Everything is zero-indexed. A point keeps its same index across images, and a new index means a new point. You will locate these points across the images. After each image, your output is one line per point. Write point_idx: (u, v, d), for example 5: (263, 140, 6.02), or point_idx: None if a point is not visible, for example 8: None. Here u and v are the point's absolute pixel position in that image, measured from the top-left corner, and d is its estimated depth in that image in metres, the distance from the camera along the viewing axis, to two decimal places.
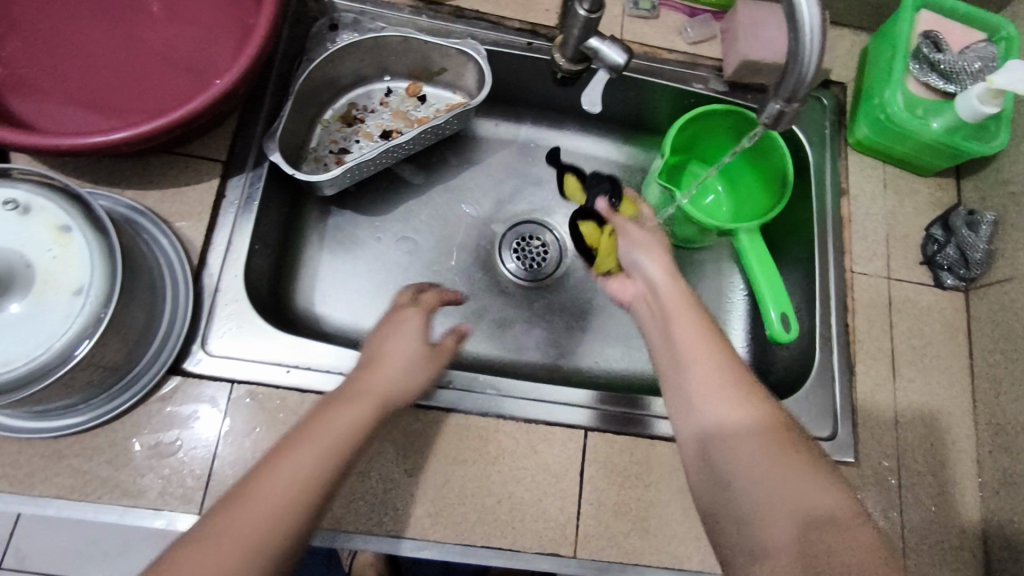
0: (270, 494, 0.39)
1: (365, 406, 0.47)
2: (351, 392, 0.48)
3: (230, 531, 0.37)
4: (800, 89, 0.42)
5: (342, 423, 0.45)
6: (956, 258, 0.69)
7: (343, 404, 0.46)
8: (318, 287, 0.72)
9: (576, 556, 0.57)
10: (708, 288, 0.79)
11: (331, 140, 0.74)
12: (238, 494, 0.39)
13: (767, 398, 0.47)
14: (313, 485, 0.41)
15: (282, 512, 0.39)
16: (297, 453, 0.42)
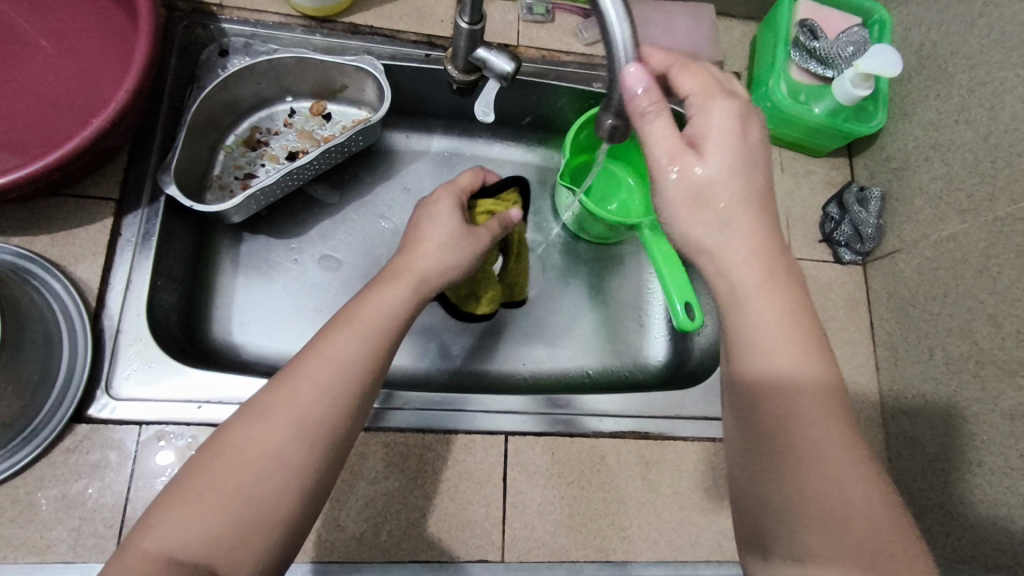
0: (259, 431, 0.43)
1: (359, 338, 0.50)
2: (353, 328, 0.50)
3: (222, 467, 0.41)
4: (631, 99, 0.47)
5: (330, 367, 0.47)
6: (851, 233, 0.72)
7: (345, 336, 0.49)
8: (235, 315, 0.72)
9: (503, 560, 0.58)
10: (627, 280, 0.82)
11: (235, 165, 0.73)
12: (225, 431, 0.43)
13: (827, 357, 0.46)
14: (284, 451, 0.42)
15: (274, 446, 0.42)
16: (279, 391, 0.45)
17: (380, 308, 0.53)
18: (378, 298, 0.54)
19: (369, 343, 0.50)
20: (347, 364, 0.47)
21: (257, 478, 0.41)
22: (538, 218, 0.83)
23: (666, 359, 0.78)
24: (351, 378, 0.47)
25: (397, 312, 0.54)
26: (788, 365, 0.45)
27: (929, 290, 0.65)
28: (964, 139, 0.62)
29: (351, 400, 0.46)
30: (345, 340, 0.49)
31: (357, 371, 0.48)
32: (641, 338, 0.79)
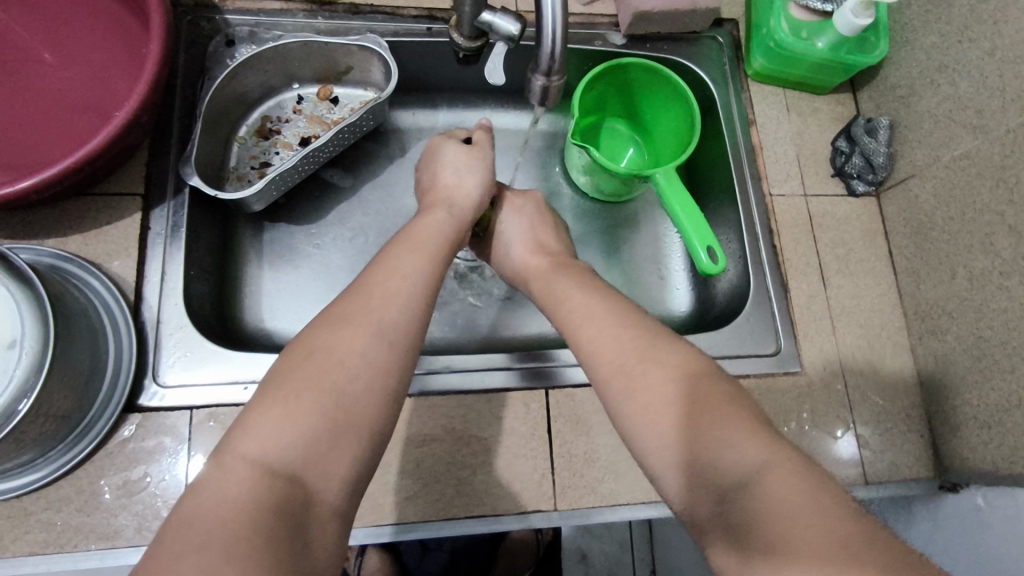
0: (343, 333, 0.46)
1: (425, 258, 0.54)
2: (410, 249, 0.54)
3: (313, 368, 0.44)
4: (553, 61, 0.42)
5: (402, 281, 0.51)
6: (862, 166, 0.73)
7: (409, 259, 0.53)
8: (265, 303, 0.73)
9: (557, 508, 0.59)
10: (644, 236, 0.84)
11: (250, 156, 0.74)
12: (309, 338, 0.46)
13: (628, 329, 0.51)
14: (365, 357, 0.45)
15: (358, 347, 0.45)
16: (347, 311, 0.48)
17: (433, 233, 0.58)
18: (425, 228, 0.58)
19: (426, 258, 0.54)
20: (413, 276, 0.51)
21: (346, 377, 0.44)
22: (552, 185, 0.86)
23: (690, 309, 0.80)
24: (417, 289, 0.51)
25: (442, 233, 0.58)
26: (595, 353, 0.51)
27: (946, 211, 0.66)
28: (970, 57, 0.63)
29: (418, 306, 0.50)
30: (408, 259, 0.53)
31: (425, 288, 0.51)
32: (664, 291, 0.81)
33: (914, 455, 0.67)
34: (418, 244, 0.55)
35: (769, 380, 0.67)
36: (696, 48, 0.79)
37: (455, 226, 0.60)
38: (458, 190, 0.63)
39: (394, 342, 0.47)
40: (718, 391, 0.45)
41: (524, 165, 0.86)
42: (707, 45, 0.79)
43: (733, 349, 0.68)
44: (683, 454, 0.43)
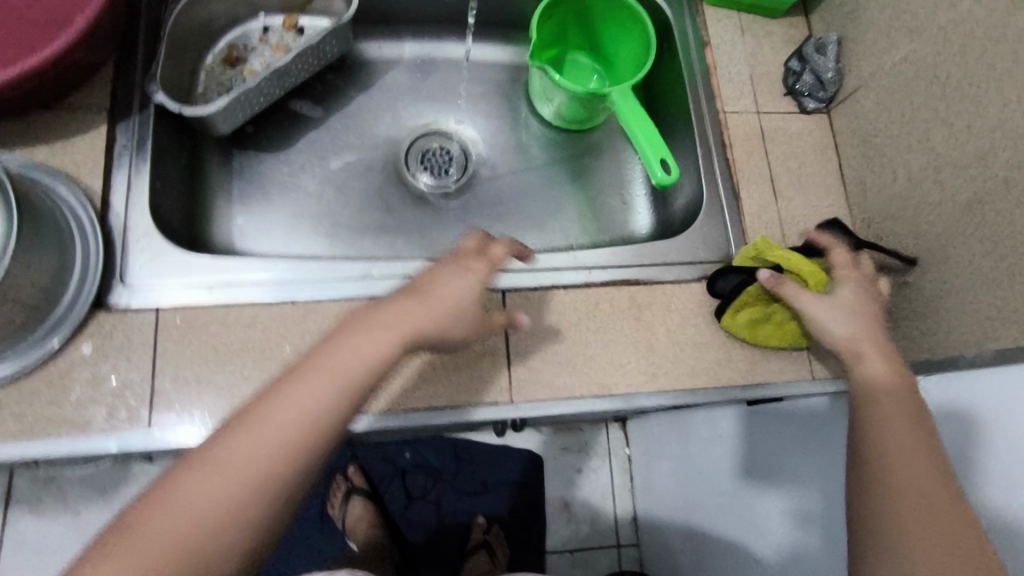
0: (208, 482, 0.38)
1: (340, 379, 0.43)
2: (322, 375, 0.43)
3: (156, 522, 0.37)
4: None
5: (298, 407, 0.41)
6: (813, 83, 0.76)
7: (316, 384, 0.42)
8: (236, 225, 0.75)
9: (513, 401, 0.62)
10: (606, 163, 0.87)
11: (218, 82, 0.75)
12: (172, 480, 0.39)
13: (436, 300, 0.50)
14: (227, 547, 0.37)
15: (220, 542, 0.37)
16: (216, 458, 0.39)
17: (353, 357, 0.44)
18: (353, 347, 0.45)
19: (348, 380, 0.43)
20: (324, 403, 0.42)
21: (198, 536, 0.37)
22: (517, 116, 0.89)
23: (652, 230, 0.82)
24: (309, 422, 0.41)
25: (385, 347, 0.46)
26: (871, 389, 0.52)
27: (889, 117, 0.68)
28: None
29: (313, 449, 0.41)
30: (322, 382, 0.42)
31: (332, 415, 0.42)
32: (626, 214, 0.84)
33: None
34: (341, 374, 0.43)
35: None
36: None
37: (401, 339, 0.47)
38: (400, 301, 0.50)
39: (266, 488, 0.39)
40: (953, 525, 0.41)
41: (489, 97, 0.89)
42: None
43: (688, 257, 0.70)
44: (911, 514, 0.42)
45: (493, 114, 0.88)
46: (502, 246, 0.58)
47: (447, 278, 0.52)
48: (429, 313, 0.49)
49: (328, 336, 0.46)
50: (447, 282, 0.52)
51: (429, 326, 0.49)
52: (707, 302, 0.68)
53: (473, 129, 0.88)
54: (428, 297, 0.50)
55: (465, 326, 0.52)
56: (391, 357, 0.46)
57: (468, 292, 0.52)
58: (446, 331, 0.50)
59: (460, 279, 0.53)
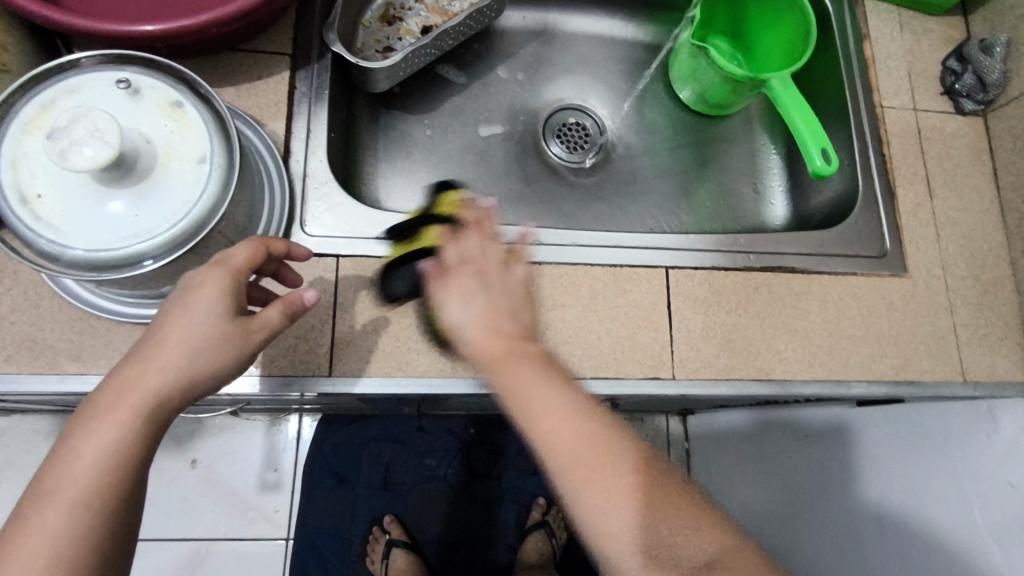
0: None
1: (74, 503, 0.40)
2: (61, 502, 0.40)
3: None
4: None
5: (34, 550, 0.39)
6: (973, 84, 0.74)
7: (45, 524, 0.39)
8: (382, 183, 0.76)
9: (674, 377, 0.62)
10: (741, 150, 0.86)
11: (375, 39, 0.75)
12: None
13: (189, 354, 0.43)
14: None
15: None
16: None
17: (86, 462, 0.41)
18: (87, 451, 0.41)
19: (93, 496, 0.40)
20: (65, 538, 0.39)
21: None
22: (654, 97, 0.88)
23: (787, 220, 0.82)
24: (68, 551, 0.39)
25: (122, 438, 0.41)
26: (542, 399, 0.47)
27: None
28: None
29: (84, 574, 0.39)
30: (58, 512, 0.39)
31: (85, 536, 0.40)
32: (761, 203, 0.83)
33: (1010, 361, 0.68)
34: (71, 489, 0.40)
35: (877, 280, 0.68)
36: None
37: (139, 431, 0.42)
38: (122, 366, 0.43)
39: None
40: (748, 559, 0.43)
41: (627, 75, 0.88)
42: None
43: (844, 248, 0.70)
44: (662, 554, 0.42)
45: (630, 93, 0.88)
46: (240, 255, 0.46)
47: (172, 315, 0.44)
48: (166, 374, 0.43)
49: (56, 442, 0.42)
50: (169, 318, 0.43)
51: (168, 386, 0.43)
52: (861, 296, 0.67)
53: (608, 107, 0.87)
54: (156, 351, 0.43)
55: (224, 353, 0.44)
56: (135, 446, 0.42)
57: (195, 323, 0.43)
58: (197, 380, 0.44)
59: (188, 308, 0.44)
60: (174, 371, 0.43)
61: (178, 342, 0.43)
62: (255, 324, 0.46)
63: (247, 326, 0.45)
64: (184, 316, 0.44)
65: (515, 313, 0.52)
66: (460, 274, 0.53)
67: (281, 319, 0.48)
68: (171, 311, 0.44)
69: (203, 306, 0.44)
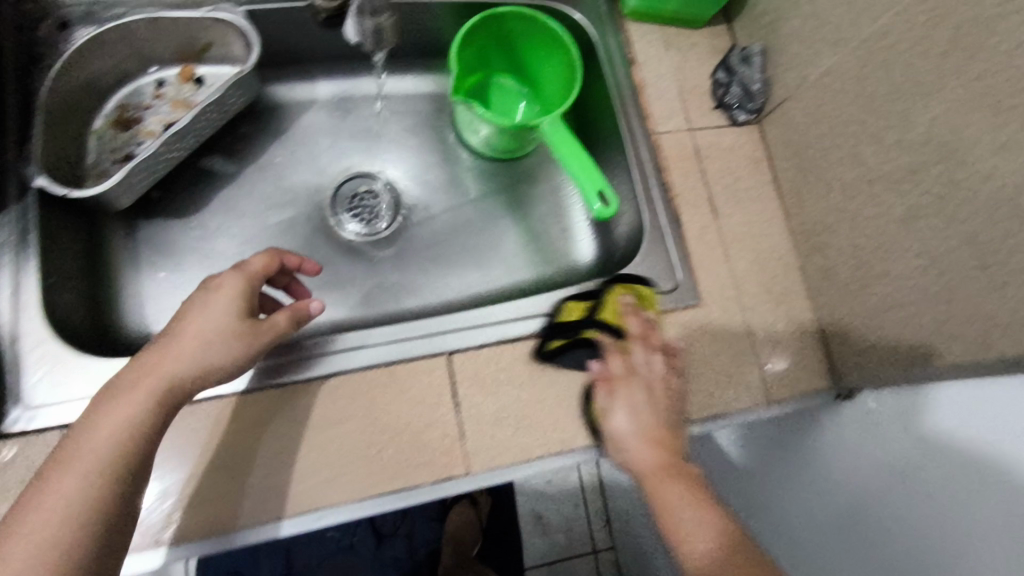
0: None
1: (90, 474, 0.43)
2: (74, 471, 0.43)
3: None
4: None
5: (66, 502, 0.42)
6: (741, 94, 0.74)
7: (59, 491, 0.42)
8: (148, 304, 0.71)
9: (469, 471, 0.60)
10: (543, 190, 0.84)
11: (111, 149, 0.69)
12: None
13: (215, 340, 0.50)
14: None
15: None
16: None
17: (103, 435, 0.45)
18: (109, 416, 0.45)
19: (98, 465, 0.44)
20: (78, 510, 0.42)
21: None
22: (447, 147, 0.84)
23: (594, 257, 0.80)
24: (82, 507, 0.42)
25: (143, 407, 0.46)
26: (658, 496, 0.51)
27: (819, 129, 0.67)
28: None
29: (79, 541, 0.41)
30: (72, 480, 0.43)
31: (88, 505, 0.42)
32: (568, 242, 0.81)
33: (813, 370, 0.69)
34: (88, 460, 0.44)
35: (671, 317, 0.67)
36: None
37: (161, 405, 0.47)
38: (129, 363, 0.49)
39: None
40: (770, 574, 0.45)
41: (416, 129, 0.84)
42: None
43: (636, 288, 0.69)
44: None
45: (423, 148, 0.84)
46: (257, 262, 0.57)
47: (192, 311, 0.51)
48: (182, 358, 0.49)
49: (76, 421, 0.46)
50: (188, 316, 0.50)
51: (185, 372, 0.49)
52: None
53: (401, 167, 0.83)
54: (172, 342, 0.49)
55: (234, 347, 0.51)
56: (146, 424, 0.46)
57: (212, 316, 0.51)
58: (206, 372, 0.50)
59: (207, 307, 0.51)
60: (198, 357, 0.49)
61: (190, 333, 0.50)
62: (264, 323, 0.54)
63: (256, 325, 0.53)
64: (208, 310, 0.51)
65: (662, 422, 0.55)
66: (625, 384, 0.56)
67: (288, 321, 0.56)
68: (191, 308, 0.51)
69: (226, 299, 0.52)
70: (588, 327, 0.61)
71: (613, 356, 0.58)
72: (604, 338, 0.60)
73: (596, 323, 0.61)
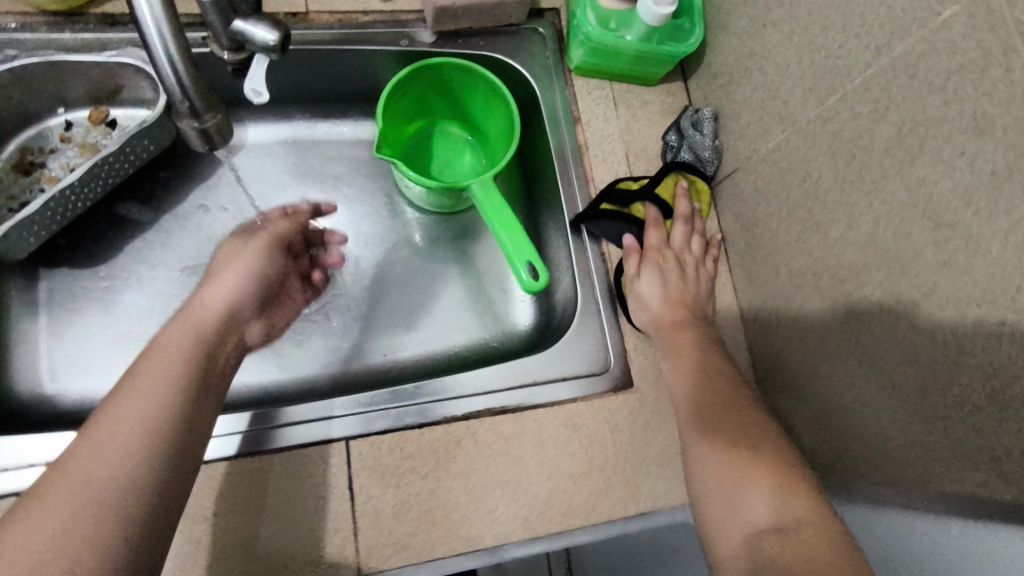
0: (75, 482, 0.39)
1: (165, 383, 0.47)
2: (160, 379, 0.47)
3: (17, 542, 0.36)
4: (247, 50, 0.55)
5: (122, 421, 0.43)
6: (692, 161, 0.69)
7: (126, 401, 0.45)
8: (44, 361, 0.66)
9: (359, 573, 0.54)
10: (486, 246, 0.79)
11: (8, 196, 0.66)
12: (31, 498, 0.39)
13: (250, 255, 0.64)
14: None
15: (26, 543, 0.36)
16: (70, 465, 0.40)
17: (162, 363, 0.49)
18: (135, 398, 0.45)
19: (163, 383, 0.47)
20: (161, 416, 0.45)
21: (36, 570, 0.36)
22: (387, 197, 0.80)
23: (534, 323, 0.75)
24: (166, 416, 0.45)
25: (183, 352, 0.51)
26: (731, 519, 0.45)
27: (766, 207, 0.62)
28: (772, 42, 0.59)
29: (151, 458, 0.42)
30: (136, 394, 0.45)
31: (158, 413, 0.45)
32: (507, 304, 0.76)
33: None
34: (156, 376, 0.47)
35: (600, 403, 0.62)
36: (520, 43, 0.73)
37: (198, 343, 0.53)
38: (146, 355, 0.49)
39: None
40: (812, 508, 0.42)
41: (353, 177, 0.79)
42: (531, 39, 0.74)
43: (564, 369, 0.64)
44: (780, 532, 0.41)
45: (359, 197, 0.79)
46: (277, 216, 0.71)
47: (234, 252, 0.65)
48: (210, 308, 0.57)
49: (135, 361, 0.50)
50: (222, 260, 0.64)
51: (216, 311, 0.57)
52: (580, 425, 0.61)
53: (335, 217, 0.78)
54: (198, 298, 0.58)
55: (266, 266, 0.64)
56: (192, 361, 0.50)
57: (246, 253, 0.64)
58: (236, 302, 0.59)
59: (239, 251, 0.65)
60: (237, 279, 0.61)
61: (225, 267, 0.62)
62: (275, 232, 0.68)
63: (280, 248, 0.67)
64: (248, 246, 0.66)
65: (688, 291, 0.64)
66: (658, 253, 0.65)
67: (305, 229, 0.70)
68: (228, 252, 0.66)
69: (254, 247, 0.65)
70: (638, 202, 0.69)
71: (653, 227, 0.67)
72: (653, 210, 0.68)
73: (650, 196, 0.69)
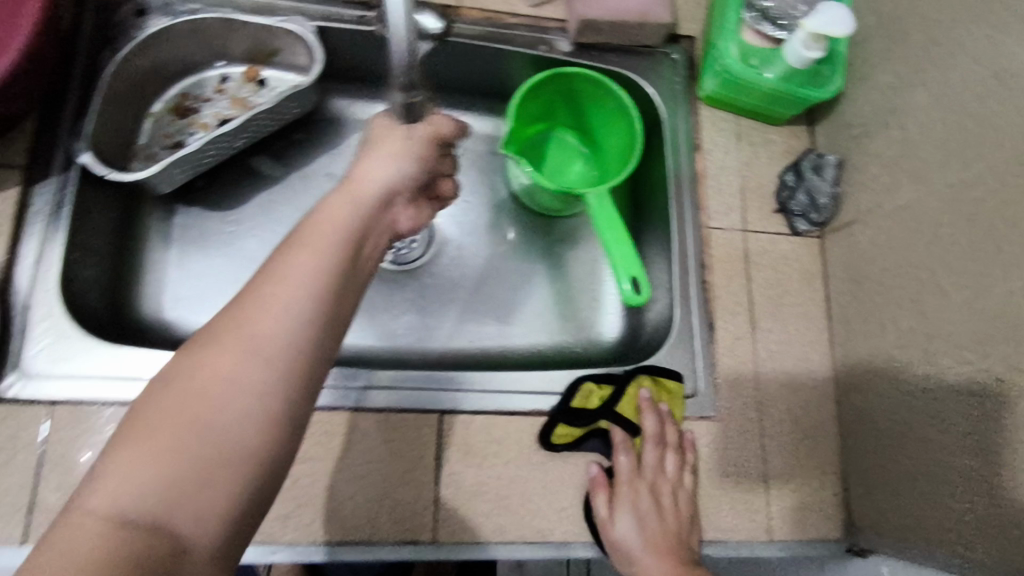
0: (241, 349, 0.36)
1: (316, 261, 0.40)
2: (309, 255, 0.40)
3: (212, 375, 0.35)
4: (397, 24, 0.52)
5: (287, 286, 0.38)
6: (807, 203, 0.69)
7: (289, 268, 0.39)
8: (167, 290, 0.71)
9: (435, 541, 0.57)
10: (583, 254, 0.81)
11: (163, 134, 0.71)
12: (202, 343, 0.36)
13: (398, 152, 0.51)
14: (215, 442, 0.34)
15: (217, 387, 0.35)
16: (244, 314, 0.37)
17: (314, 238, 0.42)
18: (267, 305, 0.37)
19: (316, 269, 0.40)
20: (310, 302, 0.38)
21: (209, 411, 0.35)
22: (495, 190, 0.83)
23: (619, 336, 0.77)
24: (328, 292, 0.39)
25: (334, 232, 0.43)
26: None
27: (882, 262, 0.62)
28: (919, 101, 0.59)
29: (312, 340, 0.38)
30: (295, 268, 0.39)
31: (319, 293, 0.39)
32: (595, 313, 0.78)
33: (824, 515, 0.63)
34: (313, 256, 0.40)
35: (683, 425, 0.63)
36: (652, 65, 0.75)
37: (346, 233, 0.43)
38: (292, 248, 0.40)
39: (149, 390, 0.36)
40: None
41: (467, 167, 0.82)
42: (663, 62, 0.76)
43: None
44: None
45: (470, 186, 0.82)
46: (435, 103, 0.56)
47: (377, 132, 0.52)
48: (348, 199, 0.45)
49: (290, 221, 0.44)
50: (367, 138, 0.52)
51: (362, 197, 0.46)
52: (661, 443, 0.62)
53: None
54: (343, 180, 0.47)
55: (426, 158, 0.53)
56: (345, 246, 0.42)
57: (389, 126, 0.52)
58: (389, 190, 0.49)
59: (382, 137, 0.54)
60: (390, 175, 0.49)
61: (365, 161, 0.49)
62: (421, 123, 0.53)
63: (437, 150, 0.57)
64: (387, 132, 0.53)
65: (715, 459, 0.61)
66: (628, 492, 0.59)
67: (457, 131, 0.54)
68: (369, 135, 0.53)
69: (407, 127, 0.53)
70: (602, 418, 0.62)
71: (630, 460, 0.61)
72: (620, 433, 0.62)
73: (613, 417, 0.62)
